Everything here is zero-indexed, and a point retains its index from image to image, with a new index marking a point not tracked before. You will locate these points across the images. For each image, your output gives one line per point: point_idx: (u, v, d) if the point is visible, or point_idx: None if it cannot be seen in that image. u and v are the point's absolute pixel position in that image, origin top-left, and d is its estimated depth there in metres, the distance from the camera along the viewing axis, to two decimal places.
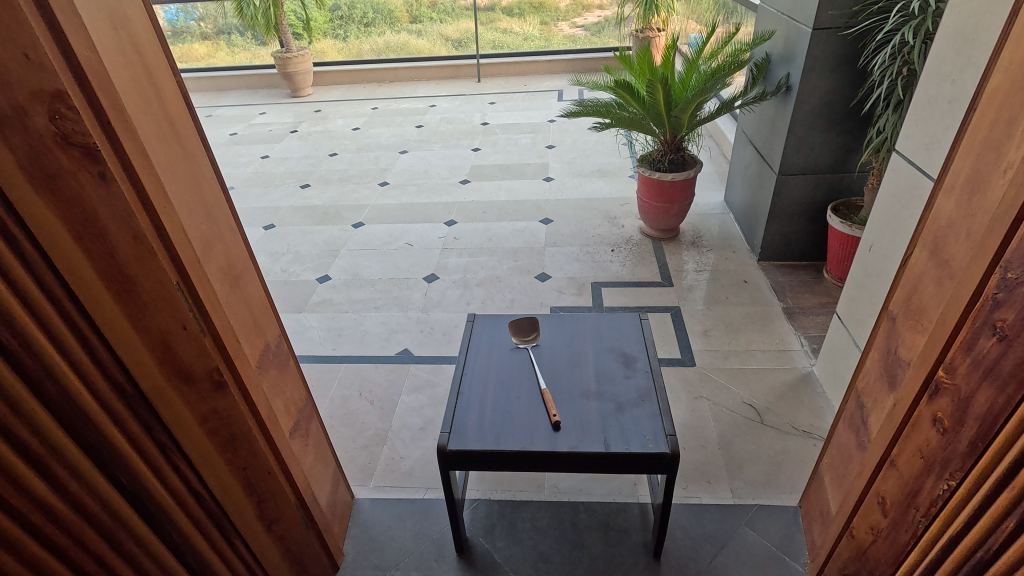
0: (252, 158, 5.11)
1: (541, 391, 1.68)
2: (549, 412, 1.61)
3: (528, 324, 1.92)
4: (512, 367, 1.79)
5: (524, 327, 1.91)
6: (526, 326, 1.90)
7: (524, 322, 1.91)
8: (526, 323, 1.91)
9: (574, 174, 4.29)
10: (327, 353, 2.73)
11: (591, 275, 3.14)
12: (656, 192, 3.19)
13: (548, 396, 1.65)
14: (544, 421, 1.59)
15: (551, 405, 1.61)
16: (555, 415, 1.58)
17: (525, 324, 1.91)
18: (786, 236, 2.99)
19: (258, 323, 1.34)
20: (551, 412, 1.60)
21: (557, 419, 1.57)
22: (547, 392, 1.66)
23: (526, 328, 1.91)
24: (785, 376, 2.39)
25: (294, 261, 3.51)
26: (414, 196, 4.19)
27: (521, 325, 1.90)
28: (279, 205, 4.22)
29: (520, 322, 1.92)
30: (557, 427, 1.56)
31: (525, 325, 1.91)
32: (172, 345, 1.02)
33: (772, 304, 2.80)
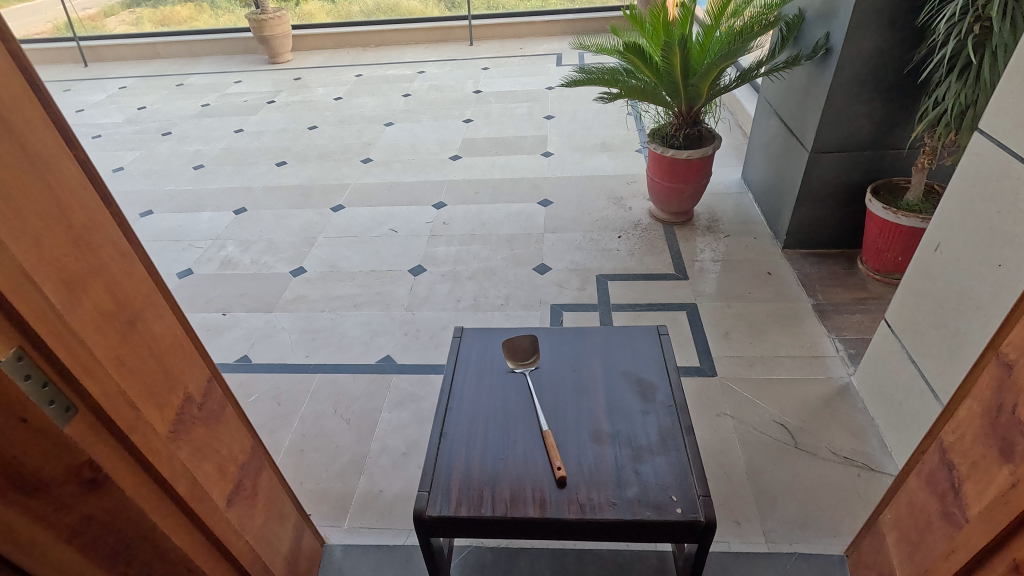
0: (224, 132, 4.69)
1: (542, 434, 1.38)
2: (551, 464, 1.31)
3: (525, 344, 1.61)
4: (506, 401, 1.49)
5: (519, 349, 1.60)
6: (523, 346, 1.60)
7: (519, 342, 1.61)
8: (522, 342, 1.60)
9: (575, 149, 3.90)
10: (299, 362, 2.42)
11: (596, 266, 2.81)
12: (669, 171, 2.84)
13: (550, 441, 1.35)
14: (545, 477, 1.29)
15: (554, 455, 1.31)
16: (558, 469, 1.28)
17: (521, 343, 1.61)
18: (816, 221, 2.65)
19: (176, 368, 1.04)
20: (555, 464, 1.29)
21: (561, 475, 1.27)
22: (549, 435, 1.36)
23: (523, 349, 1.60)
24: (820, 388, 2.09)
25: (266, 250, 3.16)
26: (399, 174, 3.82)
27: (515, 346, 1.60)
28: (251, 185, 3.84)
29: (516, 342, 1.61)
30: (561, 485, 1.26)
31: (521, 345, 1.60)
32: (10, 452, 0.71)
33: (801, 299, 2.48)
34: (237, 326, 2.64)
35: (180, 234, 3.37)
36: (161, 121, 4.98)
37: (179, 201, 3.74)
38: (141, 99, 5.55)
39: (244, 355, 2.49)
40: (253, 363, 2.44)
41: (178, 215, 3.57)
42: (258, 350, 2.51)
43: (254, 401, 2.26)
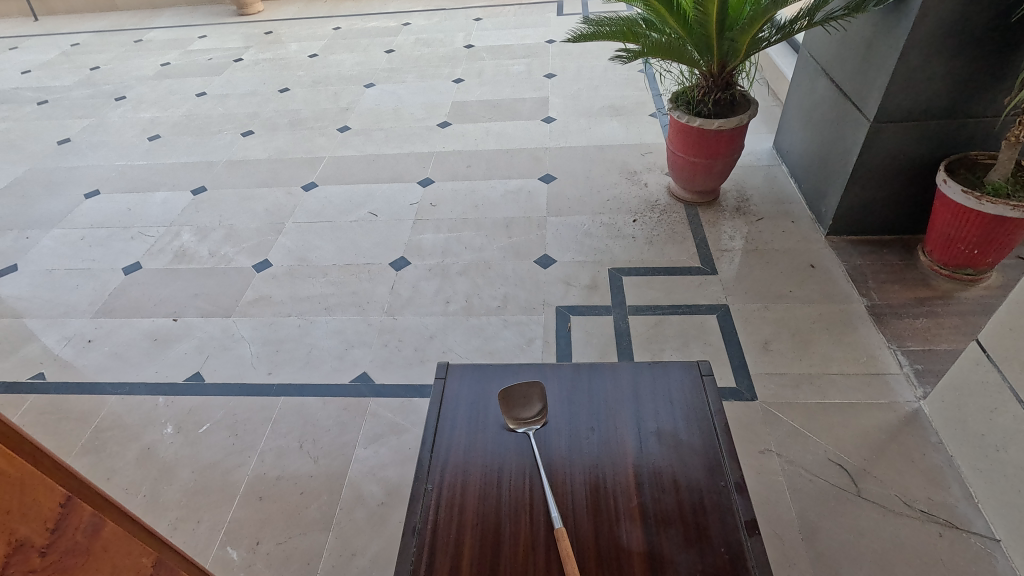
0: (185, 96, 4.18)
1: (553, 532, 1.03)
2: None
3: (529, 394, 1.24)
4: (504, 480, 1.13)
5: (522, 401, 1.23)
6: (525, 397, 1.24)
7: (522, 391, 1.24)
8: (525, 393, 1.24)
9: (580, 114, 3.43)
10: (260, 381, 2.05)
11: (607, 258, 2.41)
12: (696, 145, 2.39)
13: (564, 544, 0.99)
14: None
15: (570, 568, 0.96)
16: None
17: (524, 392, 1.24)
18: (870, 204, 2.24)
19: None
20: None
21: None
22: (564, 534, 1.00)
23: (526, 400, 1.23)
24: (883, 417, 1.73)
25: (226, 239, 2.74)
26: (380, 145, 3.36)
27: (516, 395, 1.24)
28: (213, 159, 3.39)
29: (516, 392, 1.24)
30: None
31: (525, 397, 1.24)
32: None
33: (852, 300, 2.10)
34: (190, 335, 2.26)
35: (129, 220, 2.94)
36: (115, 84, 4.44)
37: (131, 178, 3.29)
38: (94, 58, 4.99)
39: (197, 372, 2.12)
40: (206, 383, 2.07)
41: (128, 196, 3.12)
42: (212, 366, 2.13)
43: (205, 432, 1.90)
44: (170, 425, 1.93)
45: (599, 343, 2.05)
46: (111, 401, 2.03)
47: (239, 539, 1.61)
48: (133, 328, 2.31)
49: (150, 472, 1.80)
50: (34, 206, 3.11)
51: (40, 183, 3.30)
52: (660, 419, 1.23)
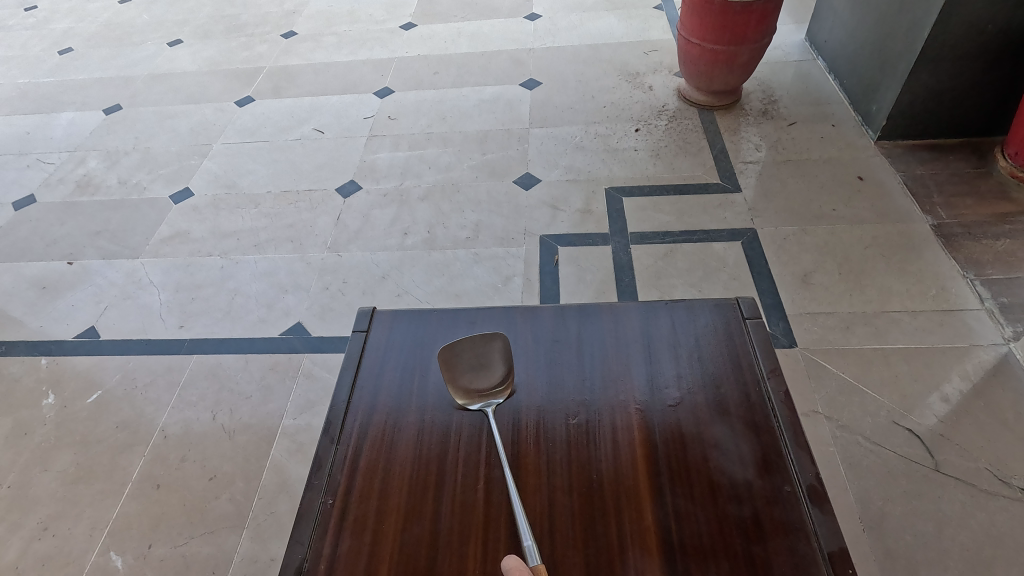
0: (106, 4, 3.54)
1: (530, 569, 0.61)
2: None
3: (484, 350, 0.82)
4: (442, 487, 0.71)
5: (470, 369, 0.81)
6: (473, 360, 0.81)
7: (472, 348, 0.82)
8: (471, 349, 0.82)
9: (569, 8, 2.86)
10: (169, 336, 1.63)
11: (604, 176, 1.95)
12: (716, 26, 1.89)
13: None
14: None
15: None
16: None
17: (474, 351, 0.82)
18: (938, 93, 1.77)
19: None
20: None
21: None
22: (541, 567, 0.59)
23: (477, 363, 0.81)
24: (962, 366, 1.34)
25: (140, 165, 2.25)
26: (331, 51, 2.81)
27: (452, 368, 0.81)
28: (132, 73, 2.83)
29: (464, 351, 0.82)
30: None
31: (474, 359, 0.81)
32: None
33: (912, 219, 1.66)
34: (87, 281, 1.82)
35: (26, 146, 2.43)
36: None
37: (34, 98, 2.75)
38: None
39: (91, 327, 1.69)
40: (101, 341, 1.65)
41: (28, 118, 2.60)
42: (111, 319, 1.70)
43: (94, 403, 1.50)
44: (51, 394, 1.53)
45: (594, 279, 1.62)
46: None
47: (125, 542, 1.23)
48: (17, 274, 1.86)
49: (19, 455, 1.40)
50: None
51: None
52: (684, 382, 0.81)
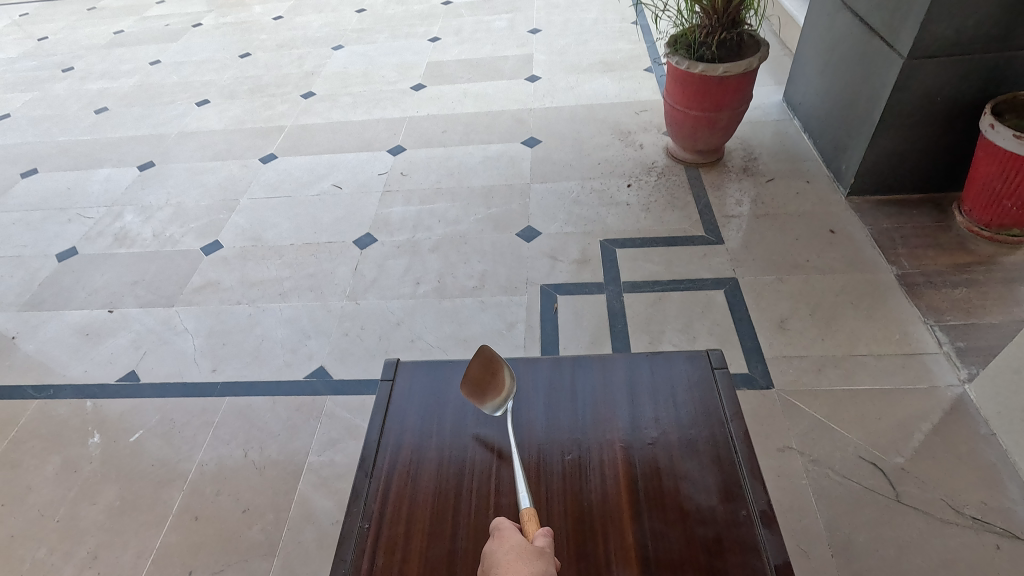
0: (138, 65, 3.83)
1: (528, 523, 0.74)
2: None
3: (483, 364, 0.98)
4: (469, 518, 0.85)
5: (474, 387, 0.97)
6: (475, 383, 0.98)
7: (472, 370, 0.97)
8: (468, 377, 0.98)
9: (567, 70, 3.11)
10: (202, 379, 1.79)
11: (599, 228, 2.13)
12: (697, 96, 2.10)
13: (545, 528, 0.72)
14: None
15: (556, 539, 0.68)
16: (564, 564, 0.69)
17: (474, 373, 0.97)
18: (900, 155, 1.94)
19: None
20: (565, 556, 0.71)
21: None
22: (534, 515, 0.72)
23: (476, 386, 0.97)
24: (921, 405, 1.48)
25: (173, 218, 2.45)
26: (348, 111, 3.04)
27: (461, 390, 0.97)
28: (164, 131, 3.07)
29: (472, 375, 0.97)
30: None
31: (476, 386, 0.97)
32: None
33: (878, 269, 1.82)
34: (126, 328, 1.99)
35: (67, 200, 2.64)
36: (62, 54, 4.09)
37: (73, 154, 2.98)
38: (43, 27, 4.61)
39: (131, 371, 1.85)
40: (140, 384, 1.80)
41: (69, 174, 2.82)
42: (149, 363, 1.86)
43: (136, 441, 1.64)
44: (96, 433, 1.67)
45: (590, 326, 1.78)
46: (31, 406, 1.77)
47: (167, 569, 1.36)
48: (62, 322, 2.04)
49: (68, 490, 1.54)
50: None
51: None
52: (661, 422, 0.96)
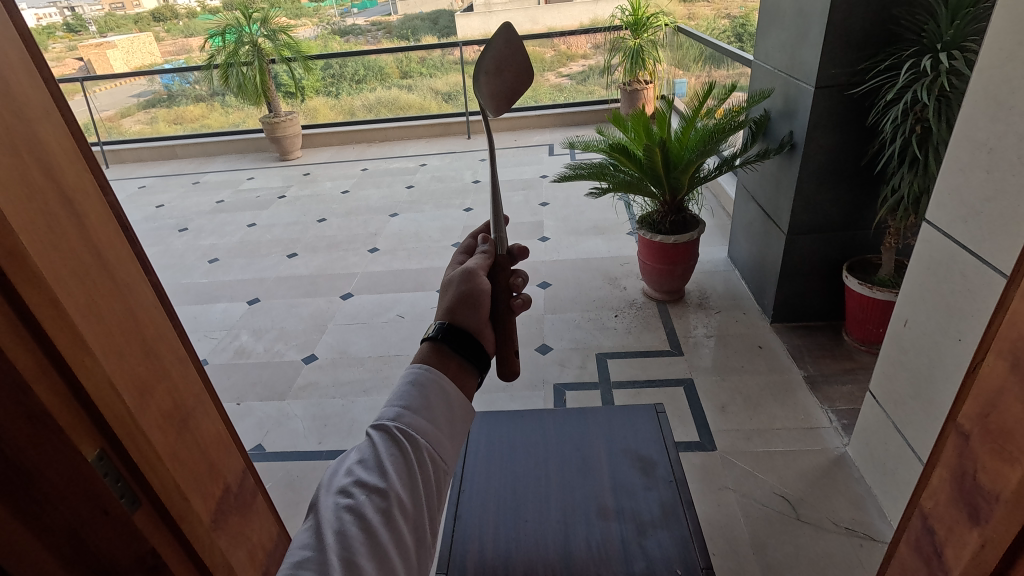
0: (238, 226, 4.97)
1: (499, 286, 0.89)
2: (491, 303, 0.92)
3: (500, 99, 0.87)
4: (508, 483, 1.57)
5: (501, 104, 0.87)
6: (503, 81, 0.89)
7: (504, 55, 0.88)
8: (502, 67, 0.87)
9: (569, 232, 4.16)
10: (311, 449, 2.48)
11: (595, 344, 2.95)
12: (658, 255, 3.04)
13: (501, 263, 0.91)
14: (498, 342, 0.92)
15: (476, 271, 0.88)
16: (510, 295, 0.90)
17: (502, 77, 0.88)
18: (801, 295, 2.80)
19: (223, 446, 0.77)
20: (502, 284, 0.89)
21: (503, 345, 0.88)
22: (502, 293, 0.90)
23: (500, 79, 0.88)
24: (816, 459, 2.17)
25: (278, 338, 3.30)
26: (404, 261, 4.04)
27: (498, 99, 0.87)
28: (264, 276, 4.05)
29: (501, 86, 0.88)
30: (469, 346, 0.82)
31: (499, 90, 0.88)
32: (86, 546, 0.55)
33: (791, 371, 2.59)
34: (250, 415, 2.73)
35: (196, 326, 3.52)
36: (177, 218, 5.29)
37: (194, 293, 3.92)
38: (158, 197, 5.92)
39: (257, 443, 2.55)
40: (266, 452, 2.50)
41: (194, 307, 3.74)
42: (272, 438, 2.58)
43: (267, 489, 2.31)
44: None
45: None
46: None
47: None
48: None
49: None
50: None
51: None
52: (627, 444, 1.70)
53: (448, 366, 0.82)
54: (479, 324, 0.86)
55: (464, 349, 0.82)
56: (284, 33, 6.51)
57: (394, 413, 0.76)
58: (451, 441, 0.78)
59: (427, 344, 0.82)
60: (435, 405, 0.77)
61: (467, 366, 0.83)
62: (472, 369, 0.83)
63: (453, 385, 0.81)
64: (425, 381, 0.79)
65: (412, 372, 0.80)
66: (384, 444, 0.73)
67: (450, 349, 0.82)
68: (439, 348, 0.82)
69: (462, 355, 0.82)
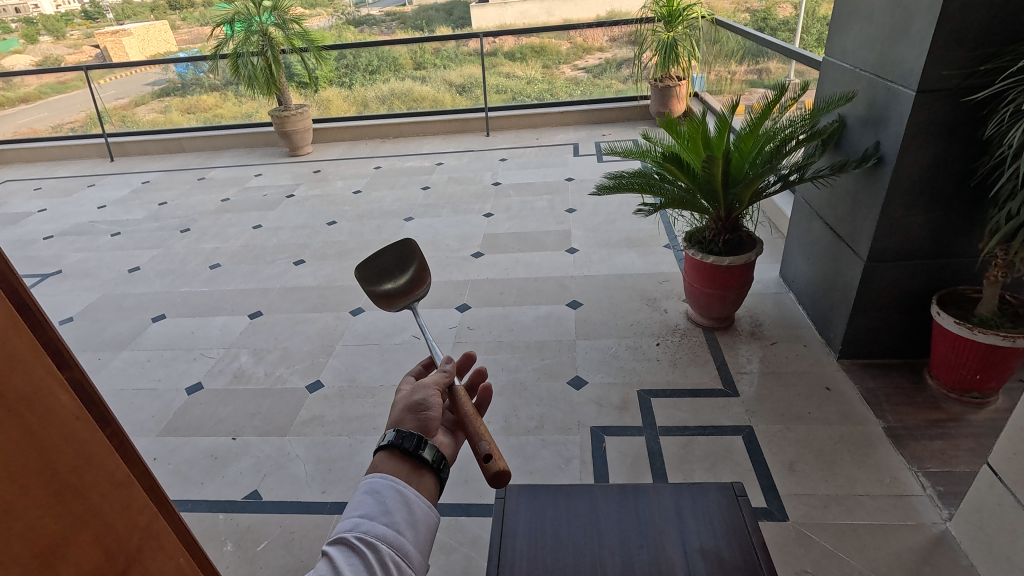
0: (243, 229, 4.67)
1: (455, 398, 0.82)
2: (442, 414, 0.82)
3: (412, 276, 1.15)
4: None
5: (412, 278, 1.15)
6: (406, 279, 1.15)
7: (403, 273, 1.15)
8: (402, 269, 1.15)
9: (600, 244, 3.80)
10: (314, 499, 2.17)
11: (636, 379, 2.60)
12: (709, 279, 2.68)
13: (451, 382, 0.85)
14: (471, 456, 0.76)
15: (426, 380, 0.80)
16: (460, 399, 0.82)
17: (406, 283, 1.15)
18: (875, 330, 2.44)
19: None
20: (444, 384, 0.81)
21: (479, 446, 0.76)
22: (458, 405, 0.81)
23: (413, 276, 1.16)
24: (912, 537, 1.82)
25: (281, 360, 2.98)
26: None
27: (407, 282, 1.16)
28: (268, 286, 3.74)
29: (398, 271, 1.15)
30: (425, 444, 0.71)
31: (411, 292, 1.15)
32: None
33: (868, 422, 2.23)
34: (248, 453, 2.42)
35: (192, 343, 3.21)
36: (180, 218, 4.99)
37: (194, 304, 3.62)
38: (162, 194, 5.63)
39: (254, 490, 2.24)
40: (263, 501, 2.19)
41: (192, 320, 3.43)
42: (269, 484, 2.26)
43: (263, 549, 2.00)
44: (230, 541, 2.04)
45: (632, 462, 2.18)
46: None
47: None
48: (195, 446, 2.47)
49: None
50: (106, 328, 3.42)
51: (112, 308, 3.64)
52: (702, 539, 1.36)
53: (403, 467, 0.70)
54: (431, 424, 0.75)
55: (418, 446, 0.71)
56: (297, 23, 6.17)
57: (352, 522, 0.62)
58: (423, 542, 0.64)
59: (380, 449, 0.71)
60: (395, 508, 0.65)
61: (426, 466, 0.71)
62: (430, 468, 0.71)
63: (412, 485, 0.68)
64: (382, 486, 0.66)
65: (364, 481, 0.67)
66: (342, 555, 0.59)
67: (405, 449, 0.70)
68: (393, 450, 0.71)
69: (418, 454, 0.71)
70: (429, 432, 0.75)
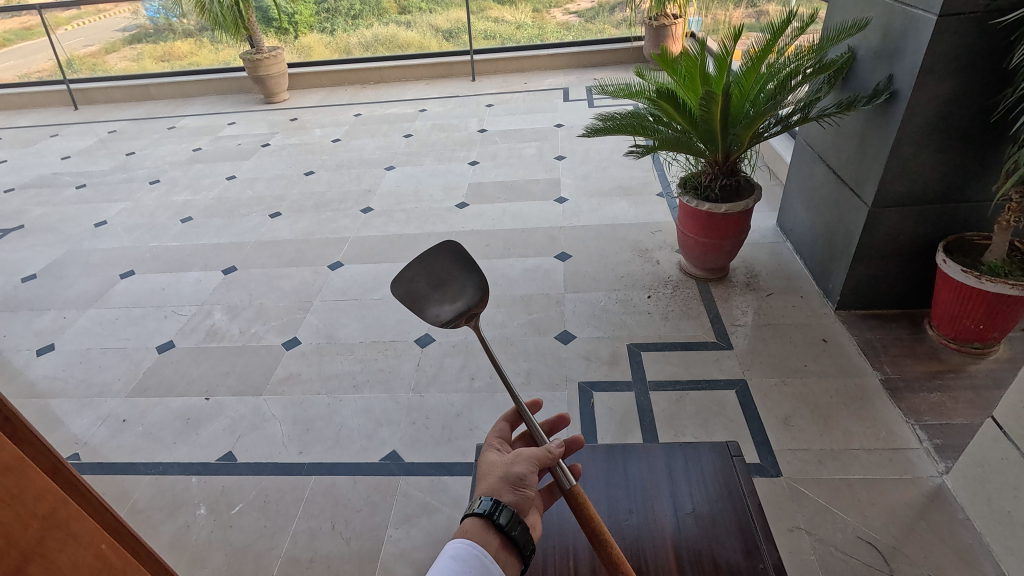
0: (216, 180, 4.43)
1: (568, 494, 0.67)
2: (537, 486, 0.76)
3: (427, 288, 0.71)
4: (546, 523, 1.09)
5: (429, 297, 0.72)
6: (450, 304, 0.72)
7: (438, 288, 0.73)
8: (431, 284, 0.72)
9: (590, 194, 3.63)
10: (290, 460, 2.09)
11: (626, 333, 2.50)
12: (704, 228, 2.54)
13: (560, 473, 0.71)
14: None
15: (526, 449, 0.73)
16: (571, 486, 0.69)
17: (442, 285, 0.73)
18: (876, 279, 2.33)
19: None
20: (543, 446, 0.71)
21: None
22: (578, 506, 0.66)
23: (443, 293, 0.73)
24: (907, 492, 1.76)
25: (256, 317, 2.85)
26: (402, 225, 3.54)
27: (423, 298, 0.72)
28: (242, 240, 3.56)
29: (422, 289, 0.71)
30: (519, 523, 0.68)
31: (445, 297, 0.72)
32: None
33: (866, 374, 2.16)
34: (222, 414, 2.31)
35: (163, 300, 3.06)
36: (149, 169, 4.73)
37: (164, 259, 3.44)
38: (130, 144, 5.32)
39: (228, 452, 2.15)
40: (238, 463, 2.10)
41: (162, 276, 3.26)
42: (244, 445, 2.17)
43: (238, 512, 1.92)
44: (203, 505, 1.96)
45: (621, 418, 2.10)
46: (144, 481, 2.06)
47: None
48: (166, 408, 2.37)
49: (183, 555, 1.81)
50: (71, 286, 3.25)
51: (77, 264, 3.45)
52: (695, 502, 1.26)
53: (492, 540, 0.68)
54: (526, 503, 0.71)
55: (509, 523, 0.68)
56: None
57: None
58: None
59: (470, 513, 0.69)
60: None
61: (513, 544, 0.69)
62: (517, 548, 0.68)
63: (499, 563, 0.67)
64: (468, 555, 0.65)
65: (455, 549, 0.66)
66: None
67: (497, 523, 0.68)
68: (485, 519, 0.69)
69: (511, 534, 0.68)
70: (524, 510, 0.71)
